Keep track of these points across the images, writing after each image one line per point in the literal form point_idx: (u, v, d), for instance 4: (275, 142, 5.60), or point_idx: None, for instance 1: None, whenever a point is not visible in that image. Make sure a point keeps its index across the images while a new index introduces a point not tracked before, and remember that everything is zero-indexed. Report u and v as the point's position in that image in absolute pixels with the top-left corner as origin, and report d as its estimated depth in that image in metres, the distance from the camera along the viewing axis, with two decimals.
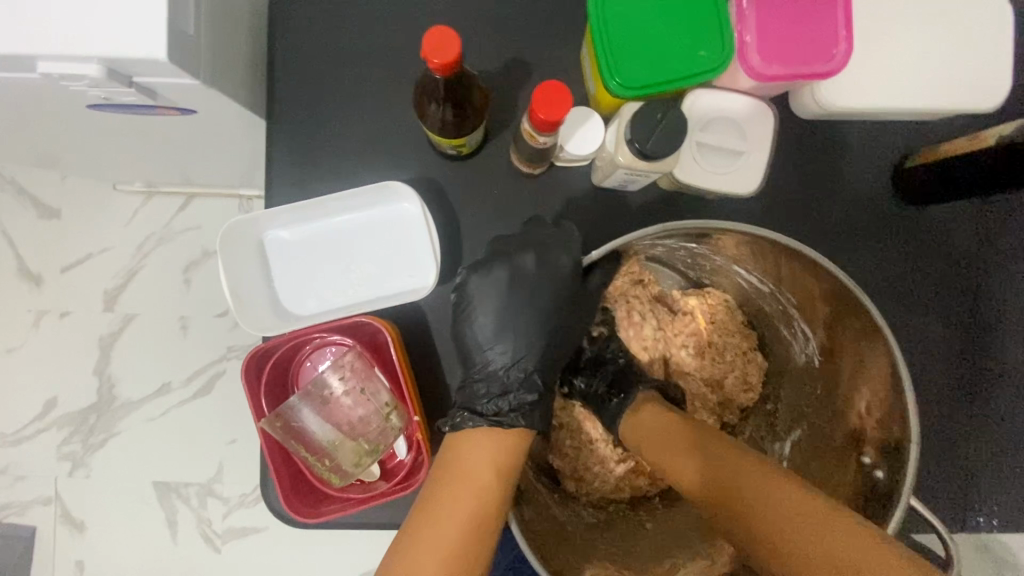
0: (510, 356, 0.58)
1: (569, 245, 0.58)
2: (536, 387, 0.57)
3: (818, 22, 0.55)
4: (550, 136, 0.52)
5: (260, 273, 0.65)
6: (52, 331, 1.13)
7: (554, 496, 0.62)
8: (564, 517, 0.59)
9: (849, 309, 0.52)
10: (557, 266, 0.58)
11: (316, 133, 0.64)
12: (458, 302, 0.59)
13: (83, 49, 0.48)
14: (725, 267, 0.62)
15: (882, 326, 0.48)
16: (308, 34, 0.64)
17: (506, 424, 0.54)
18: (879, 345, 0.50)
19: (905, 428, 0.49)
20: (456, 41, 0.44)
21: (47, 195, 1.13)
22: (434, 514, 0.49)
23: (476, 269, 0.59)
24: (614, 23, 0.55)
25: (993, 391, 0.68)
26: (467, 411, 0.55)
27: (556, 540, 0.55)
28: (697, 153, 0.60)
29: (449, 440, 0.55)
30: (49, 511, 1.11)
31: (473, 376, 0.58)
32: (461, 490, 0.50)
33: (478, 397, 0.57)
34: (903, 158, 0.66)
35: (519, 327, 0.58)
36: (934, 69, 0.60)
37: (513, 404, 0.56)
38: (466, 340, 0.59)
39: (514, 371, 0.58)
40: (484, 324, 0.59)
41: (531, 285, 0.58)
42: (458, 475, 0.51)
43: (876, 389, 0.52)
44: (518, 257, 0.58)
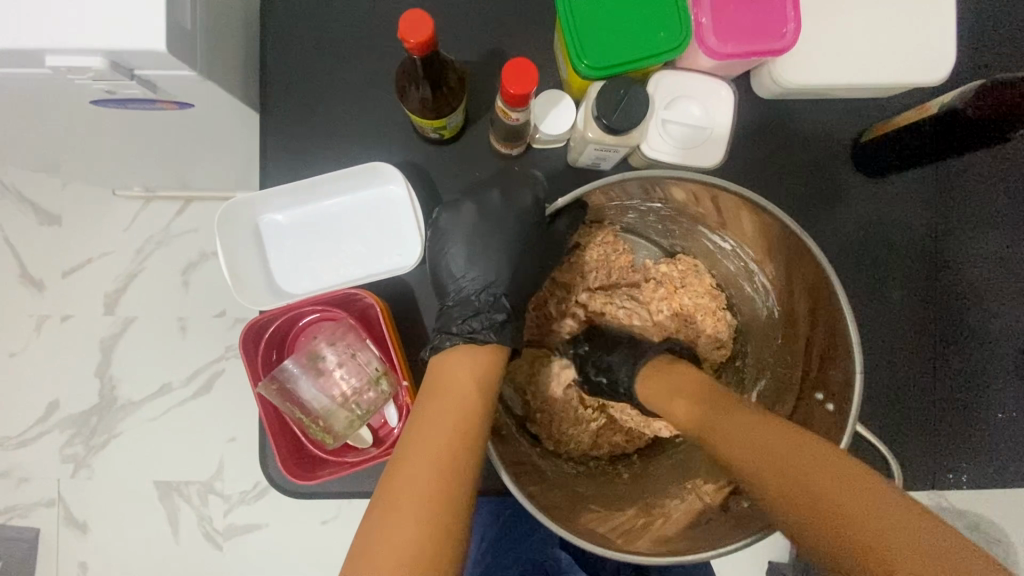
0: (479, 283, 0.63)
1: (533, 184, 0.63)
2: (505, 308, 0.61)
3: (768, 3, 0.60)
4: (521, 112, 0.56)
5: (255, 252, 0.68)
6: (55, 336, 1.16)
7: (536, 449, 0.66)
8: (543, 463, 0.64)
9: (797, 253, 0.57)
10: (521, 204, 0.62)
11: (307, 123, 0.68)
12: (434, 239, 0.64)
13: (89, 43, 0.52)
14: (692, 231, 0.68)
15: (821, 259, 0.53)
16: (297, 32, 0.68)
17: (480, 340, 0.58)
18: (820, 280, 0.56)
19: (852, 360, 0.53)
20: (429, 23, 0.49)
21: (49, 204, 1.17)
22: (427, 425, 0.51)
23: (448, 207, 0.64)
24: (579, 10, 0.60)
25: (958, 350, 0.71)
26: (445, 332, 0.59)
27: (538, 481, 0.60)
28: (663, 129, 0.64)
29: (432, 363, 0.58)
30: (53, 512, 1.13)
31: (448, 303, 0.63)
32: (453, 402, 0.52)
33: (453, 320, 0.60)
34: (859, 133, 0.70)
35: (489, 256, 0.63)
36: (881, 47, 0.65)
37: (485, 322, 0.59)
38: (443, 273, 0.64)
39: (484, 295, 0.62)
40: (456, 255, 0.64)
41: (503, 221, 0.62)
42: (448, 390, 0.53)
43: (827, 328, 0.57)
44: (485, 194, 0.63)
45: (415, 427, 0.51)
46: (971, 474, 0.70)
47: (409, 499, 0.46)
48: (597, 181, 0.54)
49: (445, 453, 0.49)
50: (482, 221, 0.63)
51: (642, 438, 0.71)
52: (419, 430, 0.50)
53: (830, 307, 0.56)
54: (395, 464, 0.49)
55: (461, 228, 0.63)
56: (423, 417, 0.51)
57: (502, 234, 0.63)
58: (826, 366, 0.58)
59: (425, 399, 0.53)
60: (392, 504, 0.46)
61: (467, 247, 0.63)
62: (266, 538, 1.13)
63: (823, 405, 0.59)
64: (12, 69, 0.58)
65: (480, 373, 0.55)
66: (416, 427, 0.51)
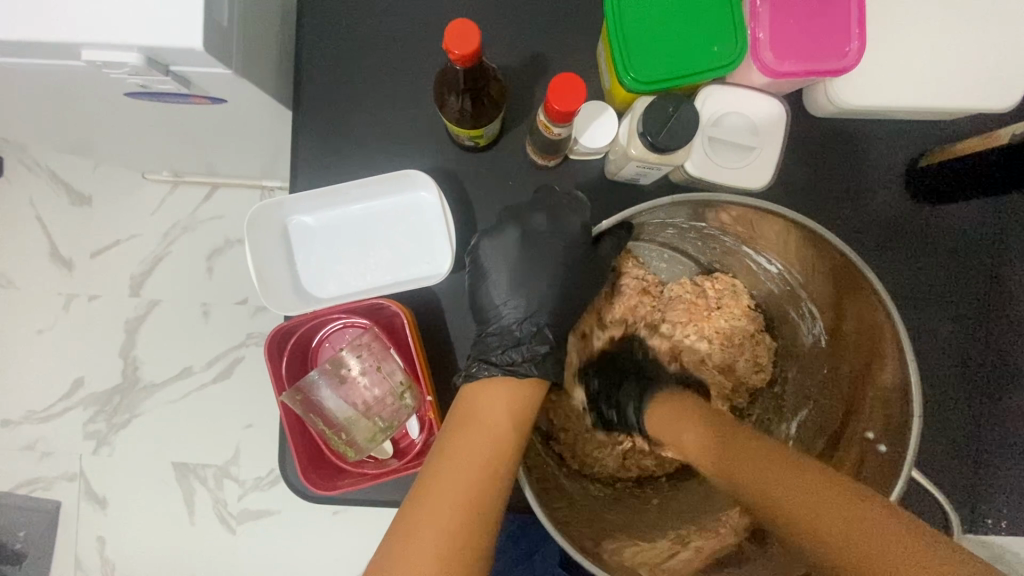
0: (521, 312, 0.62)
1: (581, 211, 0.61)
2: (548, 340, 0.61)
3: (831, 20, 0.56)
4: (565, 127, 0.54)
5: (282, 255, 0.67)
6: (81, 314, 1.17)
7: (563, 469, 0.64)
8: (571, 489, 0.62)
9: (852, 281, 0.54)
10: (567, 228, 0.60)
11: (340, 123, 0.67)
12: (473, 266, 0.63)
13: (125, 39, 0.51)
14: (735, 250, 0.65)
15: (879, 289, 0.50)
16: (333, 28, 0.67)
17: (521, 373, 0.57)
18: (878, 309, 0.52)
19: (910, 401, 0.50)
20: (476, 33, 0.47)
21: (80, 184, 1.18)
22: (453, 459, 0.49)
23: (488, 233, 0.62)
24: (630, 20, 0.57)
25: (1007, 392, 0.67)
26: (483, 361, 0.58)
27: (565, 507, 0.58)
28: (709, 148, 0.61)
29: (461, 392, 0.57)
30: (73, 487, 1.15)
31: (487, 331, 0.62)
32: (484, 440, 0.50)
33: (491, 349, 0.60)
34: (916, 157, 0.67)
35: (529, 282, 0.61)
36: (949, 67, 0.61)
37: (525, 354, 0.59)
38: (481, 297, 0.63)
39: (527, 325, 0.61)
40: (497, 280, 0.62)
41: (545, 243, 0.60)
42: (478, 423, 0.52)
43: (882, 362, 0.54)
44: (530, 217, 0.60)
45: (439, 458, 0.50)
46: (1011, 518, 0.67)
47: (428, 537, 0.45)
48: (639, 206, 0.52)
49: (470, 497, 0.47)
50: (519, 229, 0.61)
51: (673, 461, 0.68)
52: (443, 464, 0.49)
53: (885, 339, 0.53)
54: (416, 495, 0.48)
55: (499, 242, 0.61)
56: (450, 447, 0.50)
57: (545, 253, 0.61)
58: (881, 405, 0.55)
59: (453, 432, 0.52)
60: (406, 541, 0.45)
61: (509, 275, 0.61)
62: (279, 526, 1.14)
63: (874, 445, 0.55)
64: (50, 59, 0.57)
65: (516, 412, 0.54)
66: (440, 460, 0.49)
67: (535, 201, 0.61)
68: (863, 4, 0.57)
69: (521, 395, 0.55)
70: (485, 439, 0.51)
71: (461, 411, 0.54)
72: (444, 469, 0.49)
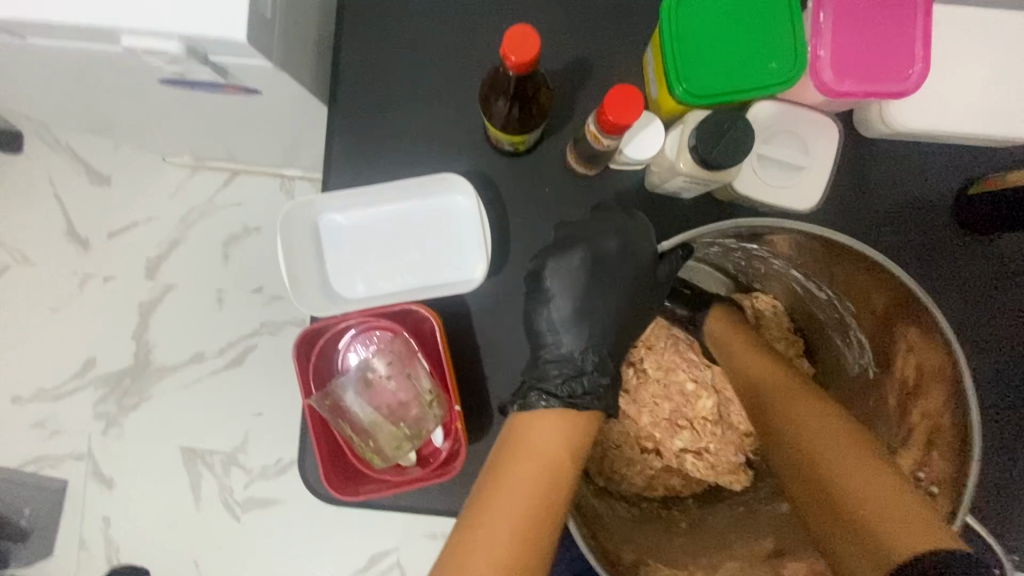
0: (583, 340, 0.64)
1: (647, 234, 0.61)
2: (610, 371, 0.63)
3: (895, 39, 0.54)
4: (615, 139, 0.52)
5: (312, 254, 0.66)
6: (96, 294, 1.17)
7: (590, 487, 0.63)
8: (600, 507, 0.61)
9: (912, 316, 0.53)
10: (636, 252, 0.61)
11: (375, 120, 0.65)
12: (535, 288, 0.64)
13: (167, 27, 0.50)
14: (781, 272, 0.64)
15: (943, 329, 0.50)
16: (374, 22, 0.65)
17: (584, 406, 0.59)
18: (936, 342, 0.52)
19: (964, 447, 0.50)
20: (536, 40, 0.45)
21: (100, 163, 1.17)
22: (505, 485, 0.53)
23: (554, 252, 0.63)
24: (685, 29, 0.55)
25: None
26: (539, 390, 0.59)
27: (593, 523, 0.57)
28: (758, 165, 0.59)
29: (516, 417, 0.58)
30: (81, 466, 1.15)
31: (544, 357, 0.63)
32: (532, 468, 0.54)
33: (549, 377, 0.61)
34: (965, 184, 0.64)
35: (593, 311, 0.65)
36: (1010, 92, 0.59)
37: (587, 386, 0.61)
38: (540, 320, 0.63)
39: (589, 354, 0.63)
40: (561, 308, 0.64)
41: (614, 270, 0.63)
42: (532, 455, 0.55)
43: (936, 409, 0.54)
44: (600, 240, 0.61)
45: (490, 485, 0.54)
46: None
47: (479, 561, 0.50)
48: (704, 228, 0.53)
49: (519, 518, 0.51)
50: (582, 235, 0.62)
51: (701, 482, 0.67)
52: (494, 493, 0.53)
53: (944, 381, 0.52)
54: (470, 519, 0.52)
55: (564, 266, 0.63)
56: (505, 479, 0.53)
57: (613, 278, 0.64)
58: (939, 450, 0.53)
59: (504, 462, 0.55)
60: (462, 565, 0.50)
61: (574, 303, 0.64)
62: (285, 516, 1.13)
63: (922, 486, 0.55)
64: (87, 42, 0.56)
65: (567, 441, 0.56)
66: (491, 488, 0.53)
67: (601, 222, 0.61)
68: (929, 23, 0.55)
69: (575, 429, 0.58)
70: (537, 470, 0.54)
71: (515, 439, 0.56)
72: (497, 497, 0.52)
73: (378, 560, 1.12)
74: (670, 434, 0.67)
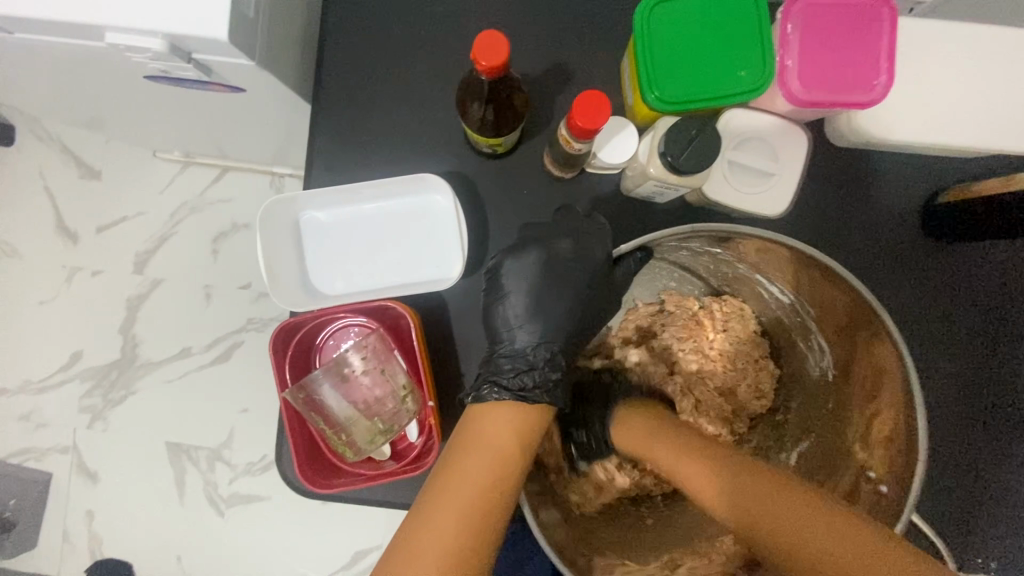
0: (537, 335, 0.63)
1: (605, 239, 0.62)
2: (562, 366, 0.62)
3: (860, 51, 0.56)
4: (585, 143, 0.54)
5: (293, 250, 0.67)
6: (84, 288, 1.17)
7: (561, 485, 0.64)
8: (569, 506, 0.62)
9: (865, 318, 0.54)
10: (594, 255, 0.61)
11: (358, 120, 0.66)
12: (493, 283, 0.64)
13: (150, 25, 0.51)
14: (748, 277, 0.65)
15: (893, 333, 0.50)
16: (359, 24, 0.66)
17: (532, 400, 0.57)
18: (889, 348, 0.52)
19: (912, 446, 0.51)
20: (505, 46, 0.47)
21: (90, 157, 1.18)
22: (455, 474, 0.52)
23: (514, 251, 0.63)
24: (657, 37, 0.57)
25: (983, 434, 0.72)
26: (493, 384, 0.58)
27: (559, 519, 0.58)
28: (728, 171, 0.61)
29: (470, 409, 0.58)
30: (65, 459, 1.15)
31: (499, 352, 0.62)
32: (482, 457, 0.53)
33: (502, 371, 0.60)
34: (931, 196, 0.66)
35: (550, 307, 0.63)
36: (975, 105, 0.60)
37: (537, 379, 0.59)
38: (498, 316, 0.63)
39: (541, 350, 0.62)
40: (519, 305, 0.63)
41: (567, 268, 0.62)
42: (483, 444, 0.54)
43: (891, 405, 0.54)
44: (554, 243, 0.62)
45: (446, 473, 0.53)
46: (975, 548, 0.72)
47: (428, 552, 0.48)
48: (657, 235, 0.54)
49: (467, 506, 0.50)
50: (543, 235, 0.63)
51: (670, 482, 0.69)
52: (444, 482, 0.52)
53: (895, 381, 0.53)
54: (423, 505, 0.51)
55: (523, 263, 0.62)
56: (455, 467, 0.53)
57: (569, 278, 0.63)
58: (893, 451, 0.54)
59: (460, 451, 0.54)
60: (410, 555, 0.48)
61: (530, 300, 0.63)
62: (268, 512, 1.14)
63: (874, 486, 0.55)
64: (73, 38, 0.57)
65: (522, 432, 0.55)
66: (446, 476, 0.52)
67: (561, 223, 0.63)
68: (894, 36, 0.56)
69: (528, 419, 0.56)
70: (487, 459, 0.53)
71: (467, 428, 0.56)
72: (446, 484, 0.51)
73: (360, 557, 1.13)
74: None
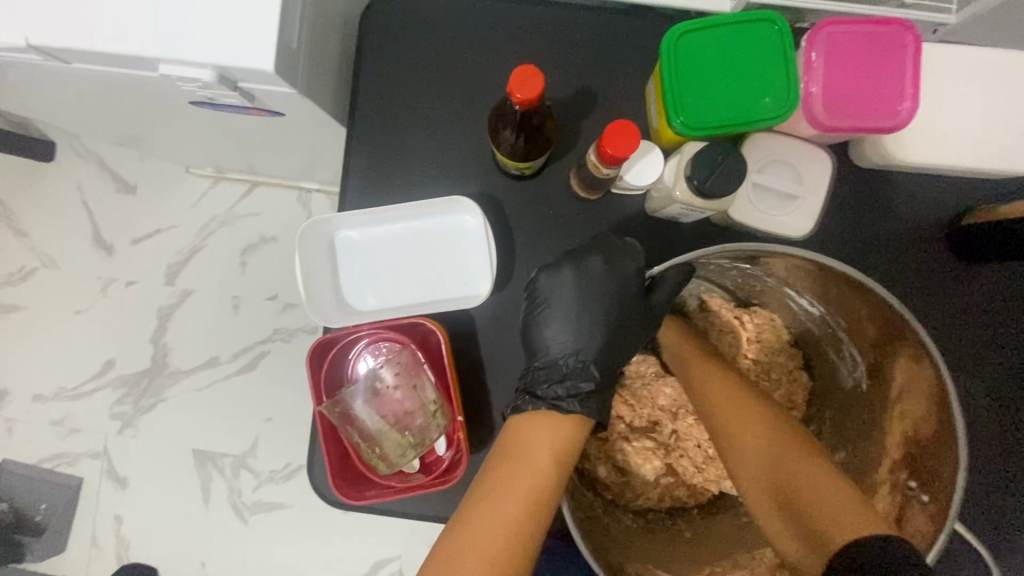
0: (569, 347, 0.65)
1: (634, 257, 0.63)
2: (593, 377, 0.64)
3: (885, 78, 0.57)
4: (614, 169, 0.56)
5: (328, 268, 0.69)
6: (118, 298, 1.22)
7: (599, 501, 0.66)
8: (609, 522, 0.63)
9: (896, 331, 0.55)
10: (622, 270, 0.62)
11: (390, 143, 0.69)
12: (531, 302, 0.65)
13: (202, 58, 0.55)
14: (777, 289, 0.66)
15: (931, 350, 0.51)
16: (391, 49, 0.69)
17: (565, 409, 0.61)
18: (925, 363, 0.53)
19: (942, 456, 0.53)
20: (540, 80, 0.49)
21: (127, 173, 1.23)
22: (499, 481, 0.56)
23: (546, 268, 0.65)
24: (683, 65, 0.58)
25: (1005, 450, 0.73)
26: (529, 394, 0.62)
27: (601, 533, 0.60)
28: (752, 194, 0.62)
29: (511, 420, 0.62)
30: (97, 465, 1.19)
31: (534, 364, 0.65)
32: (525, 467, 0.57)
33: (539, 382, 0.63)
34: (957, 216, 0.66)
35: (583, 322, 0.66)
36: (1000, 128, 0.61)
37: (570, 389, 0.63)
38: (531, 332, 0.65)
39: (570, 358, 0.64)
40: (550, 317, 0.65)
41: (597, 284, 0.63)
42: (525, 454, 0.58)
43: (925, 412, 0.55)
44: (586, 258, 0.63)
45: (489, 481, 0.56)
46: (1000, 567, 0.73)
47: (476, 551, 0.52)
48: (699, 251, 0.55)
49: (512, 514, 0.54)
50: (571, 253, 0.64)
51: (705, 493, 0.69)
52: (491, 491, 0.56)
53: (929, 395, 0.54)
54: (469, 510, 0.55)
55: (557, 280, 0.64)
56: (501, 476, 0.57)
57: (600, 297, 0.64)
58: (930, 461, 0.54)
59: (503, 459, 0.58)
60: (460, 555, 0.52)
61: (565, 313, 0.65)
62: (291, 520, 1.16)
63: (915, 495, 0.56)
64: (126, 68, 0.61)
65: (558, 450, 0.59)
66: (491, 486, 0.56)
67: (590, 243, 0.64)
68: (919, 63, 0.57)
69: (563, 432, 0.60)
70: (528, 470, 0.57)
71: (509, 440, 0.60)
72: (492, 492, 0.56)
73: (379, 566, 1.14)
74: (669, 456, 0.69)
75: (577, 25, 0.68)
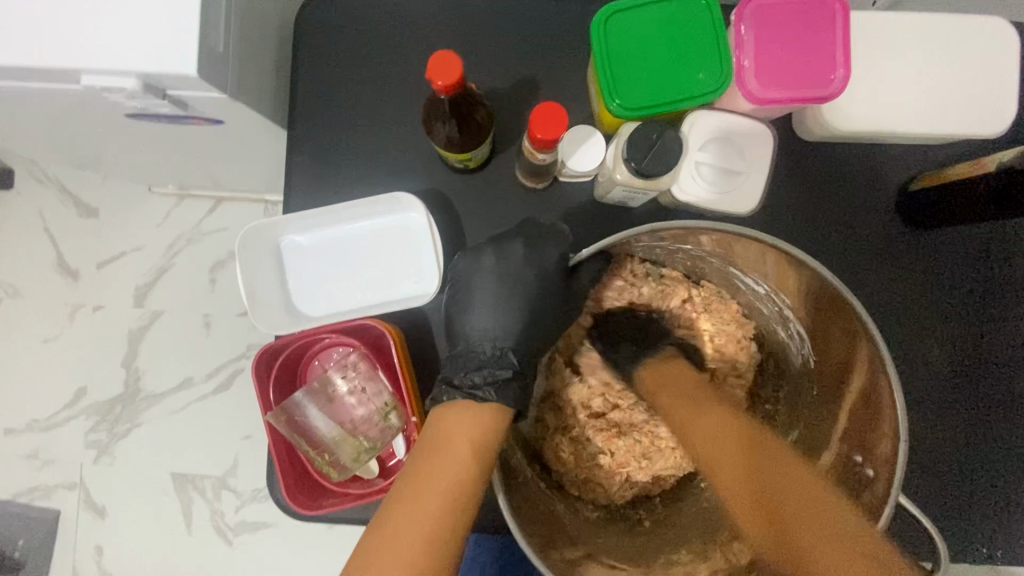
0: (490, 332, 0.64)
1: (563, 241, 0.63)
2: (511, 363, 0.62)
3: (816, 46, 0.57)
4: (549, 153, 0.55)
5: (274, 273, 0.68)
6: (85, 324, 1.19)
7: (558, 495, 0.65)
8: (563, 512, 0.63)
9: (832, 302, 0.55)
10: (544, 258, 0.62)
11: (334, 144, 0.68)
12: (454, 288, 0.65)
13: (123, 66, 0.53)
14: (723, 269, 0.65)
15: (863, 316, 0.51)
16: (332, 50, 0.68)
17: (480, 398, 0.58)
18: (857, 325, 0.53)
19: (882, 423, 0.53)
20: (458, 64, 0.48)
21: (88, 196, 1.20)
22: (413, 484, 0.52)
23: (467, 253, 0.64)
24: (614, 45, 0.58)
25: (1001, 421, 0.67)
26: (446, 385, 0.60)
27: (553, 527, 0.59)
28: (695, 171, 0.61)
29: (432, 414, 0.58)
30: (73, 496, 1.16)
31: (458, 351, 0.64)
32: (439, 463, 0.53)
33: (459, 370, 0.61)
34: (907, 180, 0.67)
35: (508, 308, 0.64)
36: (940, 92, 0.61)
37: (487, 377, 0.60)
38: (458, 322, 0.65)
39: (488, 344, 0.63)
40: (476, 305, 0.64)
41: (535, 271, 0.62)
42: (440, 449, 0.53)
43: (863, 377, 0.56)
44: (508, 244, 0.63)
45: (409, 482, 0.52)
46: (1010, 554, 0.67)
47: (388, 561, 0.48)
48: (627, 231, 0.53)
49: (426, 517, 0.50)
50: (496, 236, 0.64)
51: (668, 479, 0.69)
52: (405, 497, 0.51)
53: (863, 361, 0.55)
54: (383, 516, 0.51)
55: (478, 265, 0.64)
56: (415, 478, 0.52)
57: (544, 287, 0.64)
58: (872, 432, 0.55)
59: (418, 460, 0.54)
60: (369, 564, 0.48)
61: (492, 300, 0.64)
62: (275, 538, 1.14)
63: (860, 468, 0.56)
64: (53, 83, 0.59)
65: (479, 442, 0.54)
66: (408, 487, 0.52)
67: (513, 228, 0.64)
68: (849, 30, 0.57)
69: (479, 420, 0.56)
70: (443, 466, 0.52)
71: (426, 438, 0.55)
72: (406, 498, 0.51)
73: None
74: (623, 442, 0.68)
75: (516, 15, 0.67)
